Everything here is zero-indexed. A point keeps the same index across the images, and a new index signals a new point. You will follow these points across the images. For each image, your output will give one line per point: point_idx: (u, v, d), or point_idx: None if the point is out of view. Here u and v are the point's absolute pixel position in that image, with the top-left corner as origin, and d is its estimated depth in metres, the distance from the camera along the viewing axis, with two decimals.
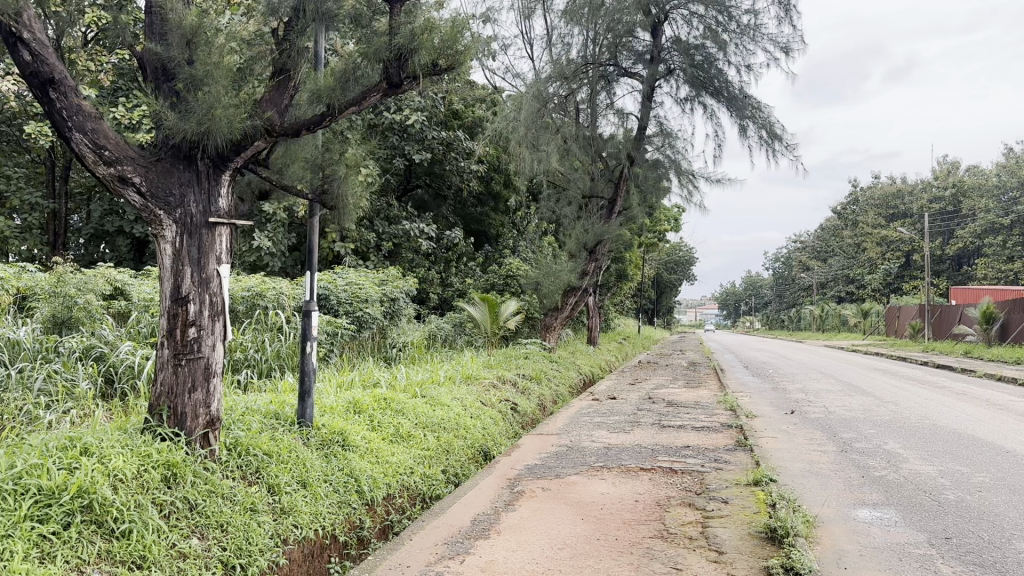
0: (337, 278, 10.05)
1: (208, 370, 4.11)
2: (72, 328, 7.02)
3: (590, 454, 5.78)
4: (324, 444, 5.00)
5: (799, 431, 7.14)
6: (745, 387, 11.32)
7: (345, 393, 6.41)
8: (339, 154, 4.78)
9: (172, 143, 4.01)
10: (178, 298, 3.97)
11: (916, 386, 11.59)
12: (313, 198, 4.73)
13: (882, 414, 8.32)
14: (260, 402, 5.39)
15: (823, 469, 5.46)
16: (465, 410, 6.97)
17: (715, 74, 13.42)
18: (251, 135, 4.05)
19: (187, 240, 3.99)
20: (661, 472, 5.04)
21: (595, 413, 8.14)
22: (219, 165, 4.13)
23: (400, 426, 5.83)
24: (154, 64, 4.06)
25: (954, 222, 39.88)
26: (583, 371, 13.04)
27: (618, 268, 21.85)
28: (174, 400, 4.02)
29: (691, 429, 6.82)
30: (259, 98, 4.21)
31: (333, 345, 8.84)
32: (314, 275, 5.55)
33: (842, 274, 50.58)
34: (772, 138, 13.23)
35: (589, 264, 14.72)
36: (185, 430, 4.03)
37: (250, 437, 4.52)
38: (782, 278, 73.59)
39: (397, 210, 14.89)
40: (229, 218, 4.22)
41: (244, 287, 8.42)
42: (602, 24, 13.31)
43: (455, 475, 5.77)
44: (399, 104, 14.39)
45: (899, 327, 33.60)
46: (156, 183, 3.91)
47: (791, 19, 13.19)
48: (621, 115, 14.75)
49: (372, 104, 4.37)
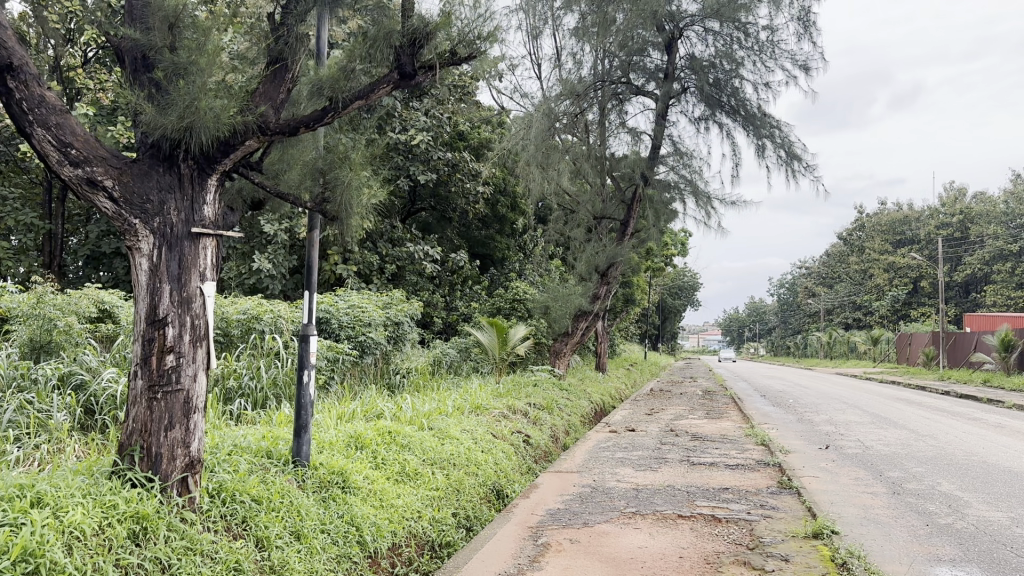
0: (339, 301, 9.43)
1: (189, 405, 3.54)
2: (51, 354, 6.45)
3: (618, 497, 5.18)
4: (322, 485, 4.43)
5: (840, 469, 6.56)
6: (770, 418, 10.69)
7: (346, 425, 5.84)
8: (342, 157, 4.23)
9: (152, 142, 3.50)
10: (155, 319, 3.43)
11: (948, 417, 10.96)
12: (313, 208, 4.16)
13: (923, 450, 7.72)
14: (251, 437, 4.80)
15: (880, 515, 4.89)
16: (476, 444, 6.38)
17: (732, 92, 12.94)
18: (242, 132, 3.51)
19: (167, 254, 3.46)
20: (703, 521, 4.46)
21: (615, 446, 7.55)
22: (205, 168, 3.60)
23: (407, 463, 5.27)
24: (134, 53, 3.54)
25: (961, 249, 39.36)
26: (595, 400, 12.43)
27: (625, 292, 21.33)
28: (147, 439, 3.45)
29: (725, 467, 6.24)
30: (253, 91, 3.68)
31: (334, 371, 8.25)
32: (313, 296, 4.99)
33: (848, 300, 49.94)
34: (792, 158, 12.72)
35: (600, 287, 14.18)
36: (159, 474, 3.46)
37: (237, 480, 3.93)
38: (786, 304, 73.03)
39: (401, 232, 14.34)
40: (215, 229, 3.68)
41: (240, 308, 7.89)
42: (614, 42, 12.82)
43: (467, 518, 5.19)
44: (405, 124, 13.94)
45: (910, 354, 32.97)
46: (131, 188, 3.38)
47: (811, 36, 12.78)
48: (635, 135, 14.22)
49: (381, 99, 3.80)
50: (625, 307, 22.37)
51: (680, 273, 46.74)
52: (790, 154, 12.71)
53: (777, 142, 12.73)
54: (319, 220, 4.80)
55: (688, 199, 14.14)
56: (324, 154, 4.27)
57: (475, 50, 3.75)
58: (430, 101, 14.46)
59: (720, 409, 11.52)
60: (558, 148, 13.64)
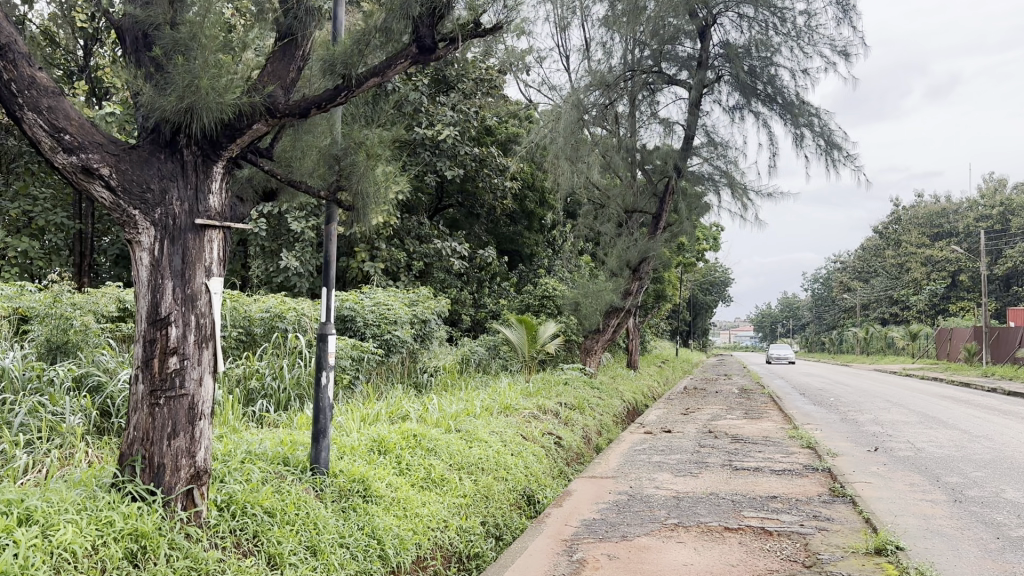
0: (365, 299, 9.15)
1: (194, 411, 3.27)
2: (68, 354, 6.18)
3: (659, 506, 4.84)
4: (341, 494, 4.15)
5: (892, 474, 6.15)
6: (811, 418, 10.25)
7: (369, 428, 5.56)
8: (359, 142, 3.92)
9: (152, 126, 3.23)
10: (157, 319, 3.16)
11: (1001, 417, 10.43)
12: (328, 197, 3.86)
13: (980, 453, 7.26)
14: (267, 443, 4.52)
15: (945, 526, 4.50)
16: (505, 446, 6.08)
17: (769, 79, 12.42)
18: (248, 114, 3.24)
19: (168, 248, 3.19)
20: (753, 534, 4.12)
21: (653, 449, 7.20)
22: (209, 155, 3.33)
23: (433, 468, 4.98)
24: (135, 32, 3.30)
25: (1002, 242, 38.26)
26: (627, 398, 12.07)
27: (656, 288, 20.91)
28: (149, 449, 3.20)
29: (770, 472, 5.87)
30: (261, 69, 3.42)
31: (359, 370, 7.96)
32: (331, 293, 4.69)
33: (884, 295, 48.92)
34: (832, 147, 12.22)
35: (633, 283, 13.80)
36: (162, 486, 3.20)
37: (249, 491, 3.65)
38: (820, 299, 71.97)
39: (428, 228, 14.05)
40: (222, 221, 3.40)
41: (263, 306, 7.63)
42: (644, 31, 12.35)
43: (496, 526, 4.89)
44: (432, 119, 13.52)
45: (951, 349, 32.06)
46: (130, 176, 3.11)
47: (851, 20, 12.28)
48: (667, 125, 13.81)
49: (398, 76, 3.50)
50: (656, 303, 21.95)
51: (712, 268, 46.11)
52: (829, 143, 12.21)
53: (816, 130, 12.24)
54: (337, 212, 4.50)
55: (723, 191, 13.71)
56: (339, 140, 3.97)
57: (502, 19, 3.49)
58: (457, 95, 14.06)
59: (759, 408, 11.08)
60: (587, 142, 13.28)
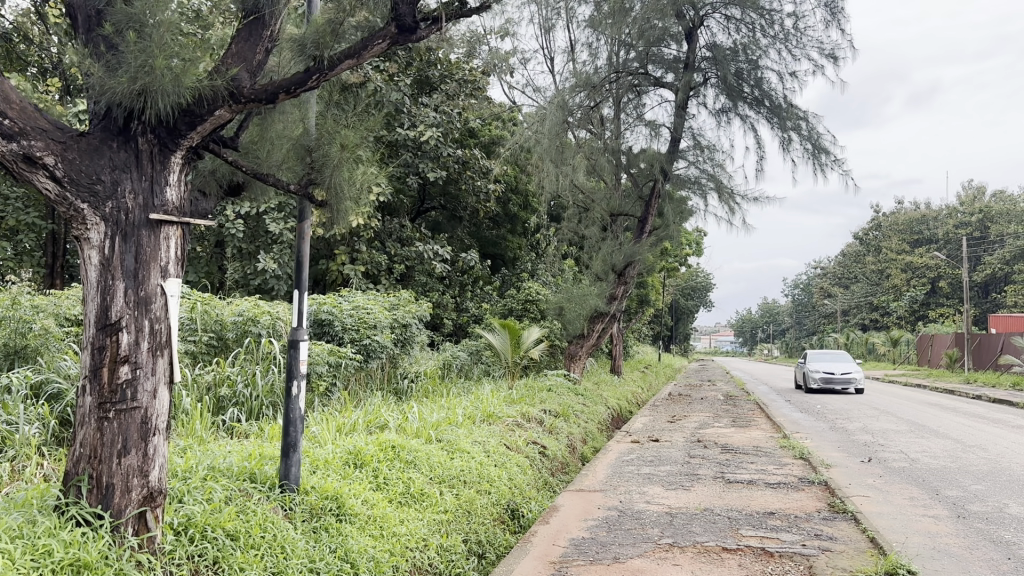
0: (343, 302, 8.82)
1: (146, 426, 2.96)
2: (26, 360, 5.81)
3: (651, 524, 4.57)
4: (313, 513, 3.85)
5: (889, 487, 5.93)
6: (800, 426, 10.04)
7: (344, 439, 5.25)
8: (332, 132, 3.64)
9: (104, 112, 2.94)
10: (106, 324, 2.87)
11: (990, 425, 10.26)
12: (299, 192, 3.59)
13: (976, 464, 7.07)
14: (233, 457, 4.21)
15: (953, 546, 4.26)
16: (488, 457, 5.79)
17: (756, 82, 12.22)
18: (209, 99, 2.96)
19: (120, 246, 2.89)
20: (752, 556, 3.86)
21: (641, 460, 6.95)
22: (167, 144, 3.03)
23: (412, 482, 4.69)
24: (87, 10, 3.00)
25: (980, 249, 38.52)
26: (611, 405, 11.79)
27: (640, 292, 20.73)
28: (97, 467, 2.89)
29: (765, 486, 5.62)
30: (223, 51, 3.13)
31: (337, 377, 7.64)
32: (303, 297, 4.38)
33: (864, 301, 49.04)
34: (819, 151, 12.04)
35: (618, 287, 13.58)
36: (111, 510, 2.90)
37: (211, 511, 3.35)
38: (801, 304, 72.40)
39: (410, 231, 13.74)
40: (181, 217, 3.10)
41: (235, 309, 7.30)
42: (630, 33, 12.09)
43: (478, 544, 4.61)
44: (414, 120, 13.15)
45: (932, 356, 32.13)
46: (77, 166, 2.80)
47: (839, 23, 12.13)
48: (653, 128, 13.58)
49: (377, 57, 3.23)
50: (639, 307, 21.78)
51: (694, 273, 46.05)
52: (817, 147, 12.03)
53: (804, 134, 12.03)
54: (309, 209, 4.20)
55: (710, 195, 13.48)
56: (310, 128, 3.70)
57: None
58: (439, 96, 13.74)
59: (747, 416, 10.88)
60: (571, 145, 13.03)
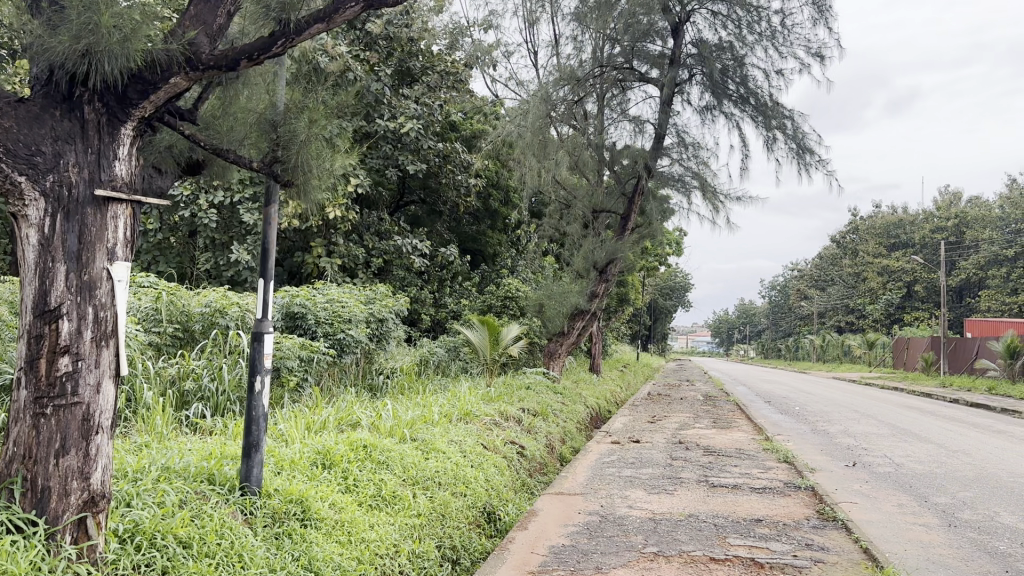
0: (316, 294, 8.52)
1: (88, 425, 2.69)
2: None
3: (634, 530, 4.36)
4: (275, 518, 3.59)
5: (876, 493, 5.77)
6: (782, 428, 9.89)
7: (312, 438, 4.98)
8: (301, 107, 3.40)
9: (47, 76, 2.67)
10: (45, 311, 2.60)
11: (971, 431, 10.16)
12: (263, 170, 3.34)
13: (962, 470, 6.93)
14: (190, 457, 3.93)
15: (946, 557, 4.09)
16: (464, 457, 5.55)
17: (741, 80, 12.06)
18: (162, 64, 2.71)
19: (62, 224, 2.62)
20: (741, 567, 3.66)
21: (623, 462, 6.74)
22: (117, 113, 2.77)
23: (384, 483, 4.44)
24: None
25: (956, 254, 38.70)
26: (590, 405, 11.57)
27: (619, 290, 20.54)
28: (31, 468, 2.62)
29: (751, 491, 5.43)
30: (181, 14, 2.88)
31: (309, 372, 7.34)
32: (269, 286, 4.09)
33: (841, 304, 49.28)
34: (804, 150, 11.90)
35: (599, 285, 13.39)
36: (47, 515, 2.63)
37: (160, 516, 3.08)
38: (778, 305, 72.77)
39: (388, 224, 13.44)
40: (132, 194, 2.83)
41: (203, 300, 6.98)
42: (616, 27, 11.88)
43: (452, 549, 4.36)
44: (394, 111, 12.85)
45: (908, 360, 32.21)
46: (14, 134, 2.52)
47: (827, 21, 11.98)
48: (637, 125, 13.39)
49: (348, 23, 2.98)
50: (619, 306, 21.59)
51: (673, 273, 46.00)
52: (802, 147, 11.89)
53: (788, 133, 11.89)
54: (277, 192, 3.92)
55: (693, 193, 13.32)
56: (276, 103, 3.45)
57: None
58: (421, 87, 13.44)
59: (728, 417, 10.71)
60: (553, 140, 12.81)
